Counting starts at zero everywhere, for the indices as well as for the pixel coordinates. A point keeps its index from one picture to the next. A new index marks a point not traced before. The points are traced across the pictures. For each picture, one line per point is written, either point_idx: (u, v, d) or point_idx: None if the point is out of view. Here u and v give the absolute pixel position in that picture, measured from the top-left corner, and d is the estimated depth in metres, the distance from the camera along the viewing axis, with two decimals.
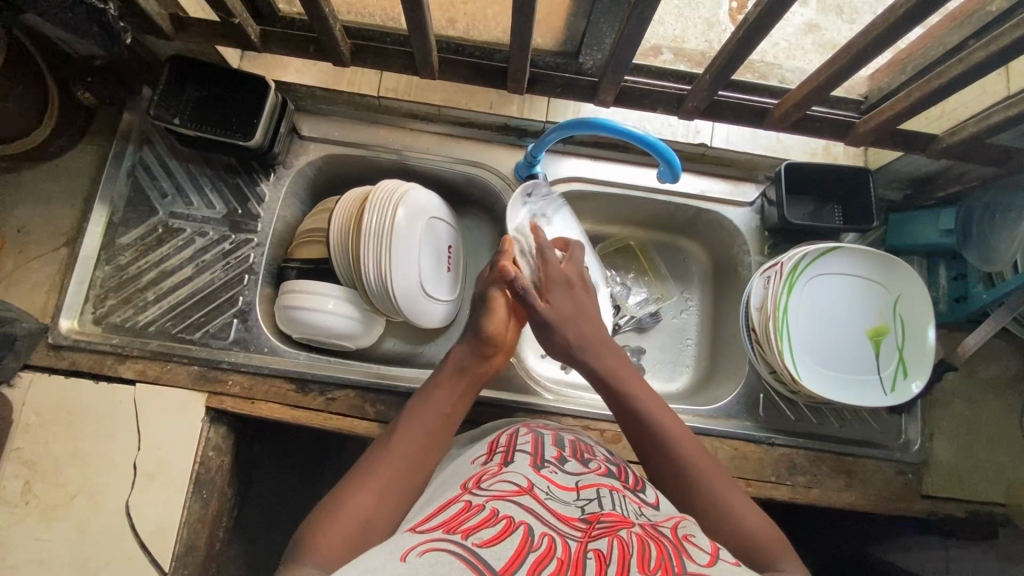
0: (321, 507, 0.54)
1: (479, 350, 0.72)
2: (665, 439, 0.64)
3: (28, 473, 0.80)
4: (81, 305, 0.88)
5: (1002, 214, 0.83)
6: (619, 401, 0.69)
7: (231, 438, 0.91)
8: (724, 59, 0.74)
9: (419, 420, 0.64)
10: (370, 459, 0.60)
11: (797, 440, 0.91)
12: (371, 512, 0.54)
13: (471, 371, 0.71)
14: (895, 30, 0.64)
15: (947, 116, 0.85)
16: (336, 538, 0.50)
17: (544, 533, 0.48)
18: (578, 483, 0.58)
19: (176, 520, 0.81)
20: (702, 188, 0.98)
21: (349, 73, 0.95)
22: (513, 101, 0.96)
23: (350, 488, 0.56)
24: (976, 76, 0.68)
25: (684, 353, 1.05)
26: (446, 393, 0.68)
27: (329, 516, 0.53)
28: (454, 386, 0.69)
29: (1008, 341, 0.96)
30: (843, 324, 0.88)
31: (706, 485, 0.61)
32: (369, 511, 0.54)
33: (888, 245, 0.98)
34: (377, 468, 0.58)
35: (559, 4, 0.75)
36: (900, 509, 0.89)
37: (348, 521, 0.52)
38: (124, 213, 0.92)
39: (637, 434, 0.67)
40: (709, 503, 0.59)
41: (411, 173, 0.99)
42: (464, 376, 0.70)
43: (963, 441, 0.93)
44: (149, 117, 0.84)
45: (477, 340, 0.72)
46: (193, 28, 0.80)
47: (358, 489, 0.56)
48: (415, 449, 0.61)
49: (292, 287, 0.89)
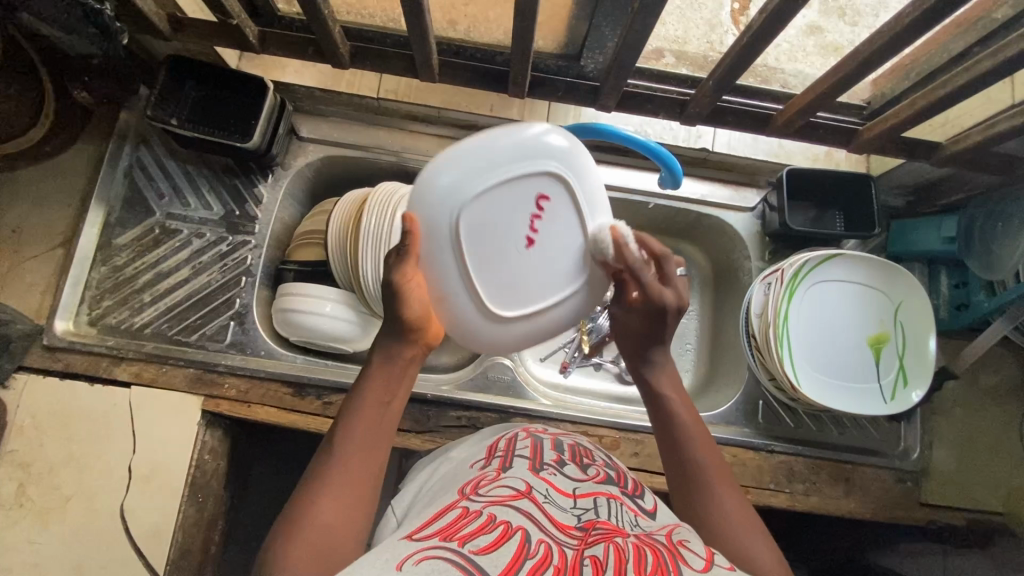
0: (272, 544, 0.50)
1: (403, 335, 0.59)
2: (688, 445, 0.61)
3: (22, 475, 0.79)
4: (77, 305, 0.87)
5: (1004, 222, 0.81)
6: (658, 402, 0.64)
7: (227, 440, 0.91)
8: (727, 65, 0.73)
9: (356, 421, 0.56)
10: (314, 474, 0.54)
11: (796, 447, 0.90)
12: (325, 548, 0.49)
13: (400, 356, 0.60)
14: (900, 39, 0.63)
15: (951, 124, 0.84)
16: (300, 562, 0.48)
17: (541, 540, 0.47)
18: (577, 488, 0.57)
19: (171, 524, 0.80)
20: (704, 194, 0.97)
21: (348, 75, 0.96)
22: (515, 104, 0.98)
23: (297, 514, 0.51)
24: (981, 85, 0.67)
25: (683, 358, 1.04)
26: (377, 384, 0.58)
27: (285, 544, 0.49)
28: (386, 376, 0.59)
29: (1009, 350, 0.95)
30: (845, 331, 0.88)
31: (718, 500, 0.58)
32: (327, 530, 0.50)
33: (889, 251, 0.97)
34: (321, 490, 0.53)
35: (562, 6, 0.74)
36: (898, 518, 0.89)
37: (309, 556, 0.48)
38: (120, 213, 0.91)
39: (664, 431, 0.63)
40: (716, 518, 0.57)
41: (410, 175, 0.98)
42: (394, 364, 0.60)
43: (963, 451, 0.92)
44: (146, 117, 0.83)
45: (400, 328, 0.59)
46: (191, 29, 0.79)
47: (312, 511, 0.51)
48: (366, 452, 0.56)
49: (293, 288, 0.88)
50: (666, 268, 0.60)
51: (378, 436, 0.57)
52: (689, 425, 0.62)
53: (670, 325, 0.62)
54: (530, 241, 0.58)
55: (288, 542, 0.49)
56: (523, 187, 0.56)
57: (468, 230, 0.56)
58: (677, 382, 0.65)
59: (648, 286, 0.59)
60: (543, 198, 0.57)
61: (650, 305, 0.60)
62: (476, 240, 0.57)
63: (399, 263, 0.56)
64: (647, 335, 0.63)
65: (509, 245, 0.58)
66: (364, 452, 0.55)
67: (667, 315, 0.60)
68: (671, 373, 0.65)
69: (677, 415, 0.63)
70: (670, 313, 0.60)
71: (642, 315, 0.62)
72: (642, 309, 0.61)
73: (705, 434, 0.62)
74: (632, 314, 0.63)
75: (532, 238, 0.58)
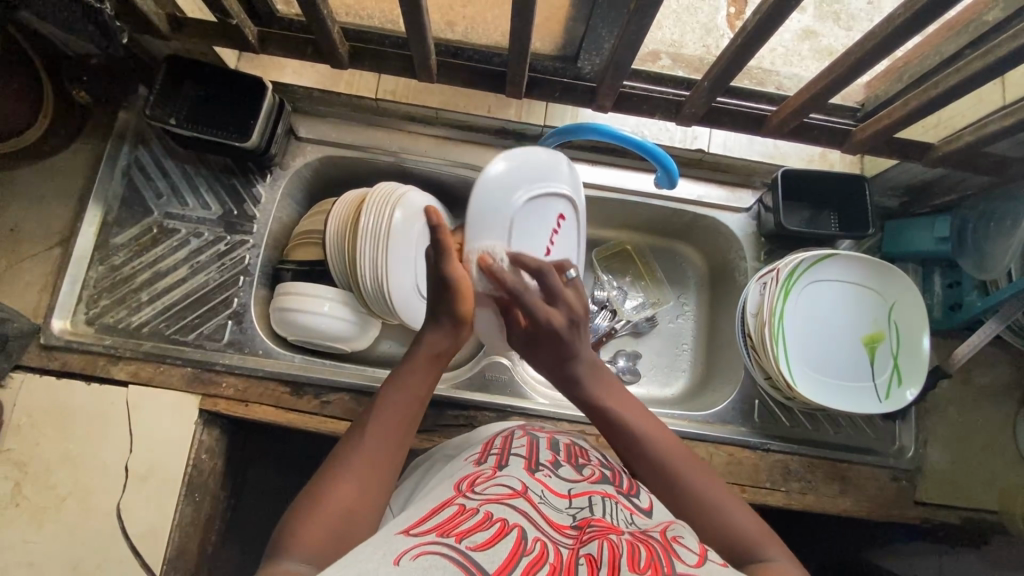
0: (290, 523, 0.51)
1: (454, 330, 0.66)
2: (642, 440, 0.63)
3: (18, 474, 0.79)
4: (74, 304, 0.87)
5: (997, 222, 0.82)
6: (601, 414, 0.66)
7: (224, 440, 0.91)
8: (722, 67, 0.74)
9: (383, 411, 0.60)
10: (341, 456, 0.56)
11: (792, 446, 0.90)
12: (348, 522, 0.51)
13: (433, 351, 0.64)
14: (891, 40, 0.64)
15: (944, 125, 0.85)
16: (319, 535, 0.49)
17: (537, 538, 0.47)
18: (572, 489, 0.58)
19: (168, 523, 0.80)
20: (700, 194, 0.98)
21: (347, 74, 0.95)
22: (512, 104, 0.97)
23: (318, 492, 0.53)
24: (972, 86, 0.68)
25: (680, 358, 1.05)
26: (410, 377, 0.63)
27: (303, 519, 0.50)
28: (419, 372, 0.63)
29: (1001, 350, 0.96)
30: (839, 332, 0.88)
31: (689, 486, 0.60)
32: (348, 511, 0.52)
33: (883, 251, 0.98)
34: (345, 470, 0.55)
35: (559, 8, 0.75)
36: (894, 516, 0.90)
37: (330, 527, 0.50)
38: (118, 213, 0.91)
39: (617, 436, 0.65)
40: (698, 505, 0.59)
41: (408, 176, 0.99)
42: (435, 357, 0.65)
43: (957, 449, 0.93)
44: (144, 115, 0.84)
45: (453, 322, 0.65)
46: (190, 29, 0.79)
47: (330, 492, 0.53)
48: (386, 437, 0.58)
49: (286, 288, 0.89)
50: (549, 282, 0.66)
51: (404, 424, 0.60)
52: (637, 423, 0.65)
53: (563, 344, 0.66)
54: (549, 250, 0.77)
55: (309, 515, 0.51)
56: (546, 208, 0.76)
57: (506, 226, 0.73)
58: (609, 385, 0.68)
59: (530, 305, 0.65)
60: (559, 217, 0.78)
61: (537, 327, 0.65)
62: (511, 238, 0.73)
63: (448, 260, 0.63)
64: (550, 358, 0.67)
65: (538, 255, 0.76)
66: (393, 436, 0.58)
67: (556, 333, 0.65)
68: (603, 380, 0.68)
69: (624, 416, 0.65)
70: (562, 328, 0.65)
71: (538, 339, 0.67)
72: (532, 331, 0.67)
73: (652, 422, 0.65)
74: (530, 341, 0.68)
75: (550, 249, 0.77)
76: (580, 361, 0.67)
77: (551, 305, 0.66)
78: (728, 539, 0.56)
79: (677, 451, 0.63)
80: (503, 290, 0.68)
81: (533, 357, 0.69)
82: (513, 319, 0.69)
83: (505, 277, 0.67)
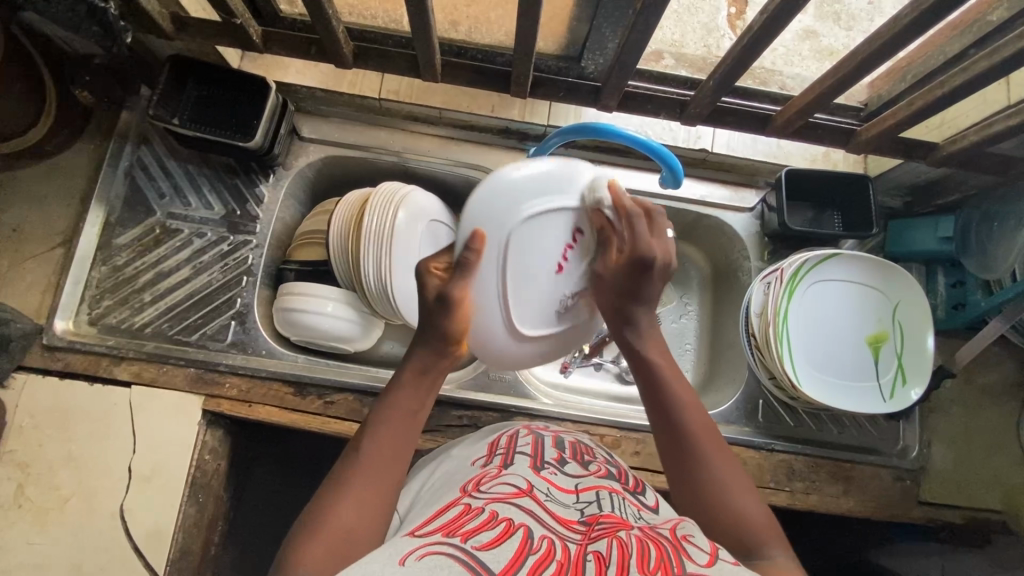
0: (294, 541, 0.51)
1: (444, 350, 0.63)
2: (675, 408, 0.61)
3: (21, 476, 0.79)
4: (76, 305, 0.87)
5: (1000, 222, 0.82)
6: (644, 370, 0.64)
7: (227, 441, 0.91)
8: (728, 67, 0.74)
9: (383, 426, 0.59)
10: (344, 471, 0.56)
11: (796, 446, 0.91)
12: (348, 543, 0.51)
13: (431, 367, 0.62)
14: (897, 40, 0.64)
15: (947, 125, 0.85)
16: (320, 557, 0.49)
17: (543, 535, 0.47)
18: (578, 484, 0.57)
19: (172, 524, 0.80)
20: (704, 194, 0.98)
21: (350, 74, 0.95)
22: (516, 104, 0.97)
23: (321, 512, 0.52)
24: (978, 85, 0.68)
25: (683, 359, 1.04)
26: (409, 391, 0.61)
27: (306, 541, 0.50)
28: (417, 387, 0.61)
29: (1004, 349, 0.96)
30: (843, 331, 0.88)
31: (710, 466, 0.58)
32: (350, 529, 0.51)
33: (887, 250, 0.98)
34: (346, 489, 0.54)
35: (563, 8, 0.75)
36: (899, 516, 0.89)
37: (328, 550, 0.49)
38: (121, 213, 0.91)
39: (652, 395, 0.63)
40: (711, 488, 0.57)
41: (411, 175, 0.99)
42: (429, 374, 0.62)
43: (960, 449, 0.93)
44: (147, 116, 0.83)
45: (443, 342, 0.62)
46: (193, 28, 0.79)
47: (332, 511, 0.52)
48: (385, 454, 0.57)
49: (289, 288, 0.88)
50: (657, 220, 0.65)
51: (405, 440, 0.59)
52: (676, 390, 0.62)
53: (650, 284, 0.64)
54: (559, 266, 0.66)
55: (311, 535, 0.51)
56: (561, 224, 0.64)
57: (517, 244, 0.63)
58: (659, 345, 0.66)
59: (643, 238, 0.62)
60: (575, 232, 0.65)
61: (636, 261, 0.62)
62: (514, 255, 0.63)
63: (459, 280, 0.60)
64: (623, 294, 0.65)
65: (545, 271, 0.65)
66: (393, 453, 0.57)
67: (653, 272, 0.63)
68: (654, 339, 0.66)
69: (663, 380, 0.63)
70: (659, 268, 0.64)
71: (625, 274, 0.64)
72: (626, 263, 0.63)
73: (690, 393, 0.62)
74: (616, 271, 0.65)
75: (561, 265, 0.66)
76: (648, 308, 0.66)
77: (653, 240, 0.64)
78: (736, 528, 0.55)
79: (706, 427, 0.60)
80: (610, 214, 0.64)
81: (604, 288, 0.66)
82: (605, 250, 0.65)
83: (622, 201, 0.63)
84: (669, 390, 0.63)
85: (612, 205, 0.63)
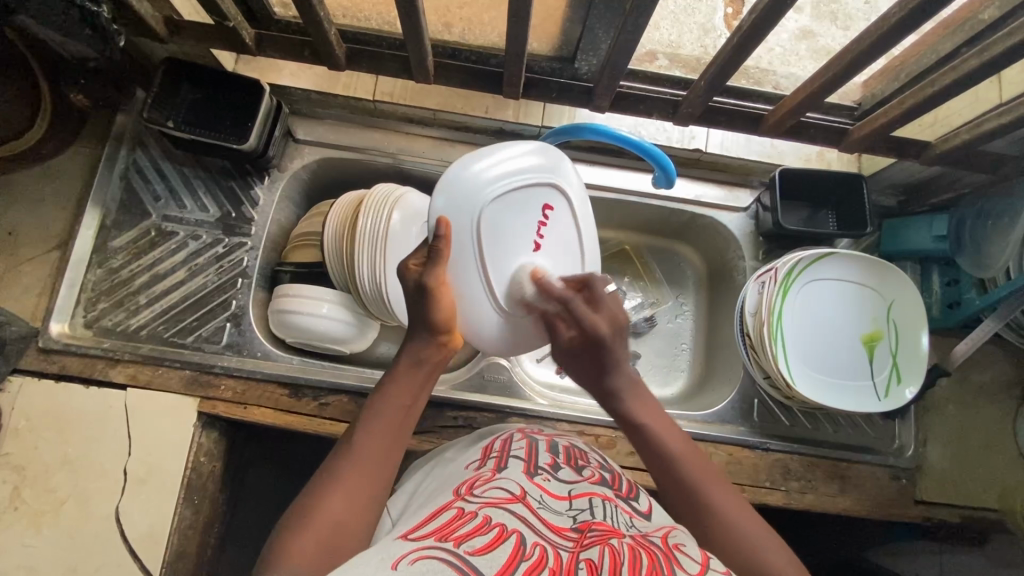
0: (283, 531, 0.51)
1: (435, 339, 0.64)
2: (675, 458, 0.62)
3: (17, 478, 0.79)
4: (72, 308, 0.87)
5: (995, 220, 0.82)
6: (636, 429, 0.65)
7: (222, 442, 0.91)
8: (719, 66, 0.74)
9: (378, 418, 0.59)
10: (335, 463, 0.56)
11: (791, 445, 0.90)
12: (338, 534, 0.51)
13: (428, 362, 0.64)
14: (887, 39, 0.64)
15: (941, 123, 0.85)
16: (310, 548, 0.49)
17: (536, 542, 0.47)
18: (571, 491, 0.57)
19: (167, 526, 0.80)
20: (698, 194, 0.98)
21: (344, 76, 0.96)
22: (509, 106, 0.97)
23: (312, 504, 0.52)
24: (969, 83, 0.68)
25: (679, 359, 1.04)
26: (405, 383, 0.62)
27: (295, 532, 0.50)
28: (413, 379, 0.63)
29: (1000, 347, 0.96)
30: (839, 331, 0.88)
31: (718, 507, 0.58)
32: (340, 520, 0.52)
33: (881, 250, 0.98)
34: (336, 482, 0.54)
35: (555, 9, 0.75)
36: (895, 515, 0.89)
37: (318, 541, 0.50)
38: (116, 216, 0.91)
39: (650, 454, 0.63)
40: (722, 531, 0.56)
41: (406, 177, 0.99)
42: (422, 368, 0.64)
43: (956, 448, 0.93)
44: (142, 119, 0.84)
45: (430, 332, 0.64)
46: (188, 31, 0.79)
47: (321, 503, 0.52)
48: (379, 448, 0.58)
49: (284, 290, 0.89)
50: (596, 288, 0.68)
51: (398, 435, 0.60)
52: (669, 440, 0.63)
53: (609, 351, 0.66)
54: (537, 244, 0.70)
55: (300, 527, 0.51)
56: (529, 194, 0.69)
57: (489, 226, 0.67)
58: (647, 402, 0.67)
59: (582, 315, 0.66)
60: (546, 207, 0.70)
61: (585, 336, 0.66)
62: (489, 231, 0.67)
63: (433, 268, 0.63)
64: (590, 367, 0.67)
65: (524, 250, 0.69)
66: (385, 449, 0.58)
67: (603, 342, 0.65)
68: (641, 398, 0.67)
69: (656, 433, 0.64)
70: (607, 337, 0.66)
71: (585, 350, 0.66)
72: (580, 342, 0.67)
73: (684, 442, 0.64)
74: (572, 354, 0.68)
75: (538, 242, 0.70)
76: (620, 374, 0.67)
77: (595, 311, 0.67)
78: (758, 566, 0.54)
79: (707, 472, 0.61)
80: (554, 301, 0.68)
81: (574, 367, 0.69)
82: (557, 333, 0.68)
83: (556, 288, 0.68)
84: (660, 440, 0.64)
85: (550, 295, 0.68)
